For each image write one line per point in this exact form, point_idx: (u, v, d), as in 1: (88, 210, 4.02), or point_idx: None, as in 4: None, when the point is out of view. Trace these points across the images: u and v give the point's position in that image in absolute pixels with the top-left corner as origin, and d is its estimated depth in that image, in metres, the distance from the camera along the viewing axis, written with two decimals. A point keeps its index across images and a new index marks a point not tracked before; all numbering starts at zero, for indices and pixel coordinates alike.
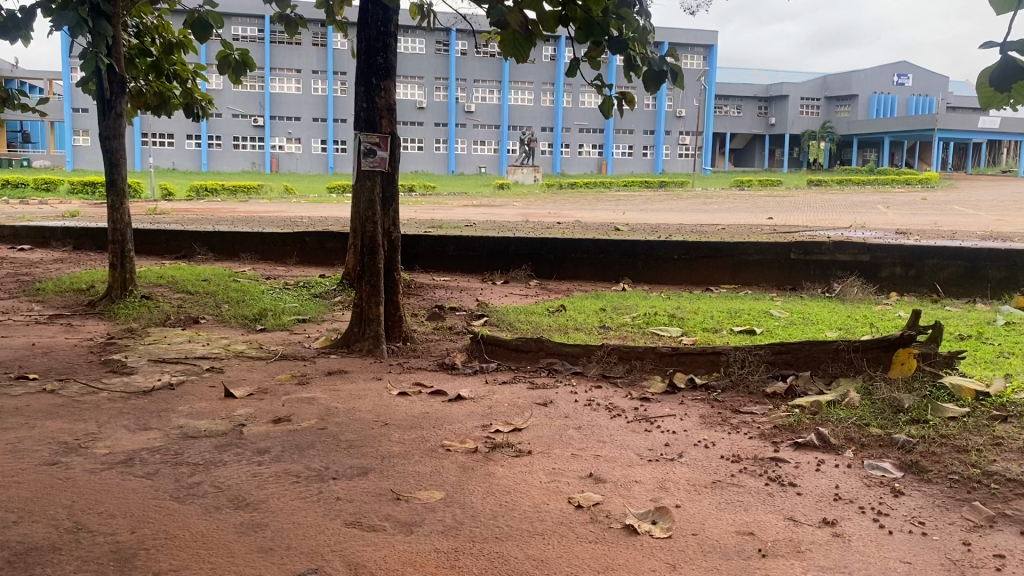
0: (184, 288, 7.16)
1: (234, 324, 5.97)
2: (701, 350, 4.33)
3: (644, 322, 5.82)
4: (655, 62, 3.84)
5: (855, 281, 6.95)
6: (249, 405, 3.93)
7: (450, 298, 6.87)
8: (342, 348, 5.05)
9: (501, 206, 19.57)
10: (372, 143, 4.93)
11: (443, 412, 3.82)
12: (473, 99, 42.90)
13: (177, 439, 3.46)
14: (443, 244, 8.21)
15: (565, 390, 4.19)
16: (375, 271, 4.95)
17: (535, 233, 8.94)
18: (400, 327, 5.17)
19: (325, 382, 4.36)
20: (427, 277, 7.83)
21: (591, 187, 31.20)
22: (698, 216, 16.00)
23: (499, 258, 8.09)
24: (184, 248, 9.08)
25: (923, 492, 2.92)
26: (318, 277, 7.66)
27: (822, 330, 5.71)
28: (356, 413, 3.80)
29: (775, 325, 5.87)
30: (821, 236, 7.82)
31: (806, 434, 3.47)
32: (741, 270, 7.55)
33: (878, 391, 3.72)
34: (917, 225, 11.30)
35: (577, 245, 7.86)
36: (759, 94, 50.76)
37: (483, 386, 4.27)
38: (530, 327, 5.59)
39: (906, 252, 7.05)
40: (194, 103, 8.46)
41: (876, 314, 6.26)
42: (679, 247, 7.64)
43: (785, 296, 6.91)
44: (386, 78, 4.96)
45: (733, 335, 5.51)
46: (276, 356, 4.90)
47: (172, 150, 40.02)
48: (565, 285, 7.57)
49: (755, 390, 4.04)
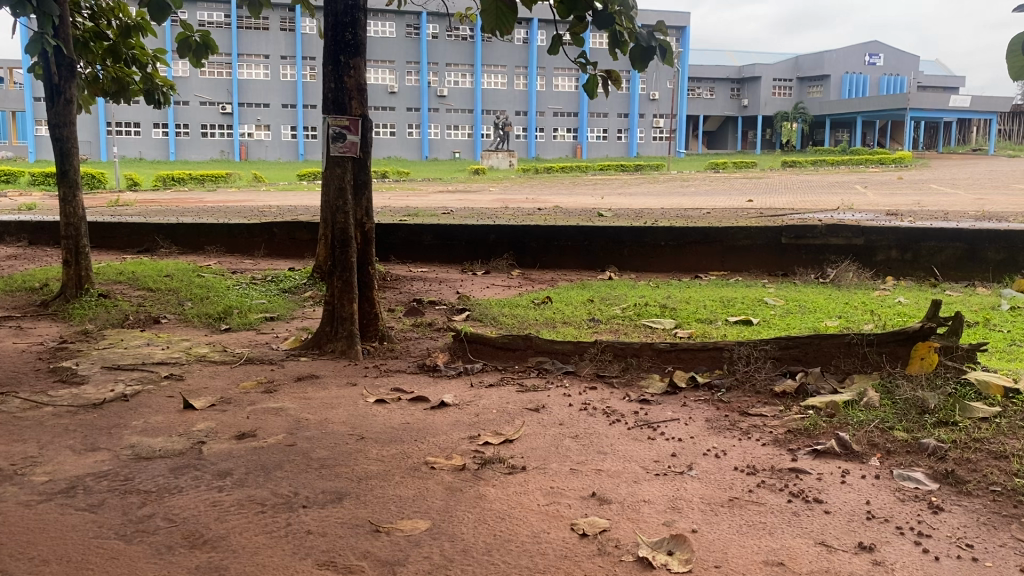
0: (145, 285, 6.73)
1: (197, 324, 5.57)
2: (701, 346, 4.02)
3: (636, 314, 5.49)
4: (643, 37, 3.51)
5: (851, 265, 6.67)
6: (210, 418, 3.56)
7: (428, 291, 6.51)
8: (313, 350, 4.69)
9: (476, 192, 19.19)
10: (342, 127, 4.55)
11: (424, 422, 3.48)
12: (445, 83, 42.34)
13: (128, 461, 3.08)
14: (418, 234, 7.84)
15: (557, 393, 3.86)
16: (347, 265, 4.57)
17: (515, 220, 8.59)
18: (376, 325, 4.80)
19: (294, 390, 3.98)
20: (404, 268, 7.46)
21: (567, 171, 30.83)
22: (677, 199, 15.68)
23: (479, 248, 7.75)
24: (146, 242, 8.65)
25: (964, 507, 2.62)
26: (287, 270, 7.28)
27: (823, 319, 5.42)
28: (328, 426, 3.45)
29: (771, 313, 5.55)
30: (812, 220, 7.54)
31: (824, 440, 3.17)
32: (731, 255, 7.25)
33: (898, 389, 3.42)
34: (901, 204, 11.10)
35: (560, 232, 7.52)
36: (732, 75, 50.56)
37: (468, 390, 3.93)
38: (515, 322, 5.24)
39: (902, 234, 6.78)
40: (154, 89, 8.07)
41: (875, 300, 5.98)
42: (667, 233, 7.32)
43: (777, 283, 6.63)
44: (355, 55, 4.59)
45: (729, 325, 5.19)
46: (241, 360, 4.52)
47: (138, 140, 39.11)
48: (549, 275, 7.22)
49: (763, 389, 3.73)
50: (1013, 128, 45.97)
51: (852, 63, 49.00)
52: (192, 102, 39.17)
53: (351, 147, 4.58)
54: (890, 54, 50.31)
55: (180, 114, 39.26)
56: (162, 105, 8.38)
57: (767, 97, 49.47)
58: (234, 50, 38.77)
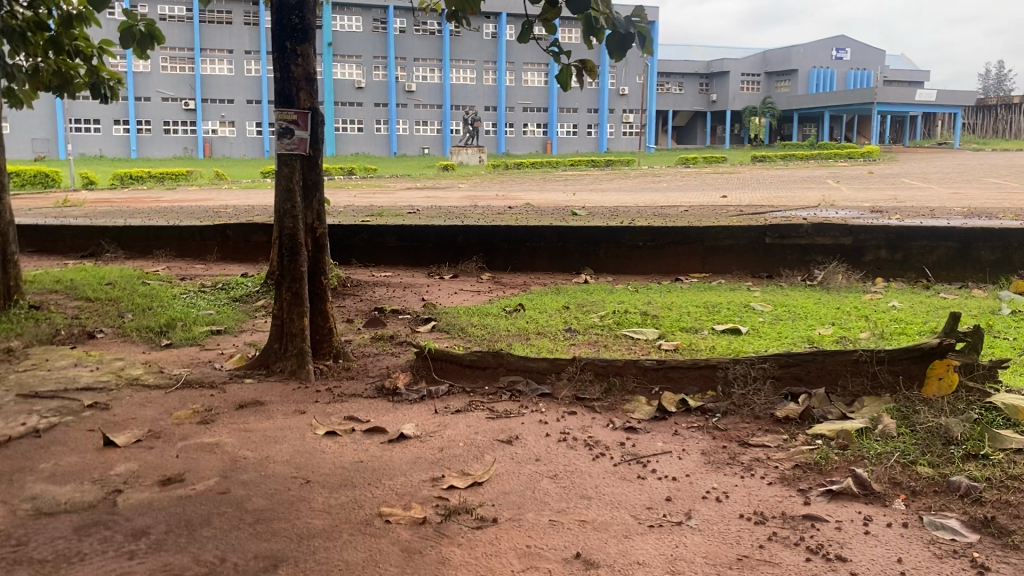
0: (83, 294, 6.18)
1: (135, 339, 5.06)
2: (693, 364, 3.60)
3: (615, 323, 5.08)
4: (620, 22, 3.09)
5: (839, 267, 6.29)
6: (132, 458, 3.08)
7: (391, 298, 6.04)
8: (260, 370, 4.23)
9: (446, 189, 18.66)
10: (290, 121, 4.05)
11: (380, 459, 3.03)
12: (413, 77, 41.73)
13: (24, 519, 2.59)
14: (382, 235, 7.37)
15: (532, 420, 3.43)
16: (296, 275, 4.11)
17: (482, 220, 8.14)
18: (330, 342, 4.32)
19: (234, 420, 3.52)
20: (366, 272, 6.99)
21: (537, 167, 30.48)
22: (648, 196, 15.38)
23: (447, 249, 7.29)
24: (91, 246, 8.09)
25: (1012, 567, 2.23)
26: (239, 276, 6.77)
27: (816, 326, 5.03)
28: (268, 468, 2.99)
29: (760, 321, 5.14)
30: (796, 218, 7.18)
31: (838, 478, 2.77)
32: (711, 257, 6.88)
33: (917, 415, 3.03)
34: (881, 201, 10.78)
35: (532, 233, 7.09)
36: (702, 69, 50.44)
37: (431, 417, 3.49)
38: (485, 334, 4.80)
39: (893, 233, 6.43)
40: (100, 83, 7.60)
41: (868, 304, 5.63)
42: (646, 233, 6.93)
43: (763, 286, 6.24)
44: (304, 42, 4.12)
45: (716, 335, 4.77)
46: (179, 384, 4.03)
47: (98, 137, 38.02)
48: (521, 279, 6.79)
49: (763, 414, 3.32)
50: (978, 122, 46.42)
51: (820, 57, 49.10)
52: (154, 97, 38.21)
53: (300, 144, 4.08)
54: (857, 48, 50.48)
55: (142, 111, 38.27)
56: (109, 99, 7.91)
57: (736, 91, 49.40)
58: (197, 44, 37.90)
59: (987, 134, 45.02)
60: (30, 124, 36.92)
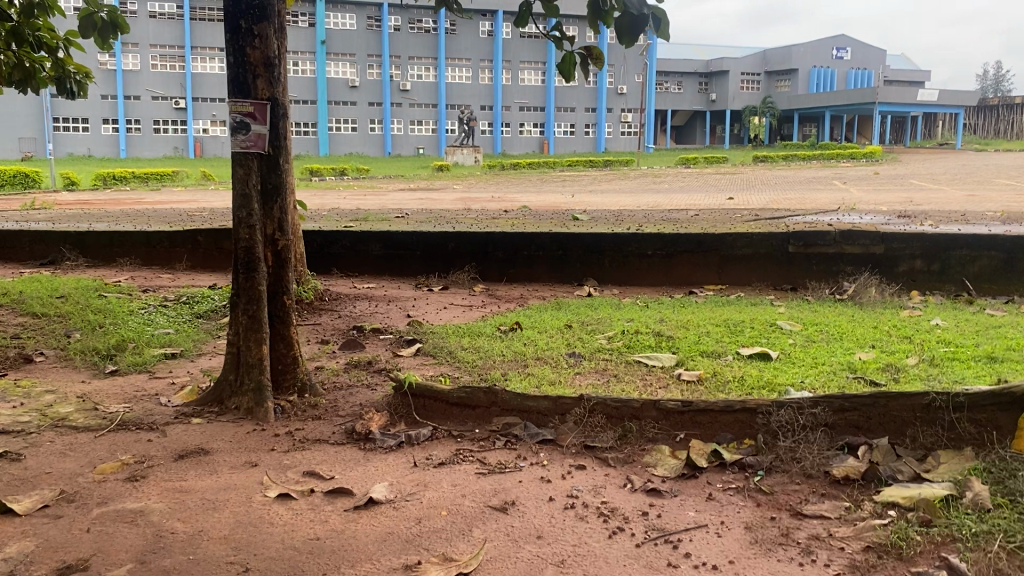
0: (29, 309, 5.54)
1: (78, 364, 4.42)
2: (726, 407, 3.00)
3: (625, 346, 4.45)
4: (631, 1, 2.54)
5: (871, 280, 5.69)
6: (29, 535, 2.45)
7: (372, 314, 5.43)
8: (212, 406, 3.62)
9: (439, 191, 17.97)
10: (246, 114, 3.44)
11: (342, 537, 2.41)
12: (408, 76, 41.09)
13: None
14: (367, 241, 6.75)
15: (530, 478, 2.80)
16: (254, 295, 3.49)
17: (475, 224, 7.52)
18: (294, 373, 3.68)
19: (172, 476, 2.91)
20: (347, 283, 6.36)
21: (534, 167, 29.82)
22: (650, 197, 14.78)
23: (436, 258, 6.66)
24: (52, 253, 7.44)
25: None
26: (206, 289, 6.15)
27: (853, 349, 4.43)
28: (199, 549, 2.36)
29: (790, 343, 4.53)
30: (815, 223, 6.59)
31: (928, 567, 2.16)
32: (728, 266, 6.26)
33: (1018, 484, 2.42)
34: (903, 204, 10.17)
35: (530, 239, 6.49)
36: (700, 69, 49.85)
37: (409, 473, 2.88)
38: (476, 361, 4.18)
39: (928, 242, 5.84)
40: (66, 77, 6.76)
41: (907, 322, 5.02)
42: (656, 240, 6.31)
43: (787, 300, 5.64)
44: (261, 20, 3.47)
45: (740, 362, 4.16)
46: (113, 425, 3.39)
47: (87, 136, 37.25)
48: (518, 291, 6.19)
49: (816, 472, 2.72)
50: (978, 123, 45.97)
51: (819, 57, 48.53)
52: (144, 96, 37.51)
53: (258, 141, 3.45)
54: (857, 47, 49.91)
55: (132, 110, 37.59)
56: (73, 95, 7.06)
57: (735, 91, 48.87)
58: (187, 42, 37.25)
59: (988, 134, 44.57)
60: (16, 123, 36.16)
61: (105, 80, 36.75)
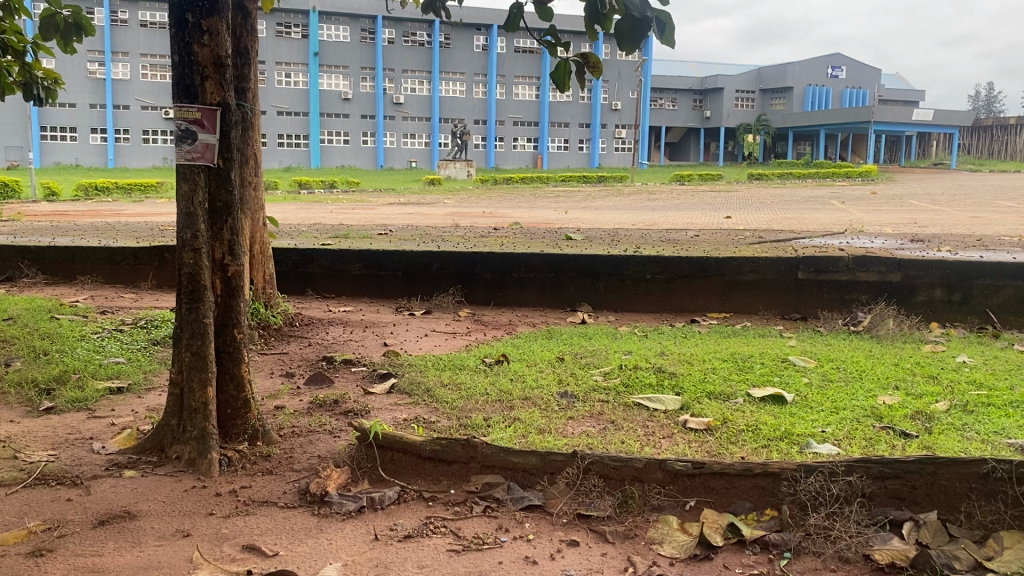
0: None
1: (11, 399, 3.93)
2: (744, 471, 2.57)
3: (623, 385, 3.99)
4: None
5: (888, 311, 5.28)
6: None
7: (345, 342, 4.97)
8: (150, 455, 3.16)
9: (429, 206, 17.48)
10: (192, 121, 2.99)
11: None
12: (402, 89, 40.76)
13: None
14: (345, 262, 6.31)
15: (513, 559, 2.34)
16: (199, 329, 3.04)
17: (462, 243, 7.06)
18: (244, 419, 3.21)
19: (87, 547, 2.45)
20: (322, 306, 5.90)
21: (527, 182, 29.45)
22: (644, 215, 14.39)
23: (419, 279, 6.21)
24: (9, 269, 6.93)
25: None
26: (169, 311, 5.67)
27: (877, 391, 3.99)
28: None
29: (806, 383, 4.10)
30: (827, 247, 6.17)
31: None
32: (733, 293, 5.82)
33: None
34: (910, 228, 9.73)
35: (520, 262, 6.04)
36: (695, 86, 49.70)
37: (367, 550, 2.41)
38: (456, 402, 3.71)
39: (948, 270, 5.45)
40: (33, 83, 6.08)
41: (930, 358, 4.58)
42: (654, 263, 5.86)
43: (798, 331, 5.22)
44: (210, 14, 3.03)
45: (752, 405, 3.73)
46: (30, 479, 2.92)
47: (75, 145, 36.72)
48: (506, 317, 5.74)
49: (856, 555, 2.28)
50: (972, 143, 45.86)
51: (814, 75, 48.42)
52: (133, 106, 37.05)
53: (206, 151, 3.01)
54: (852, 66, 49.83)
55: (121, 119, 37.13)
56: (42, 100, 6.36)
57: (730, 108, 48.72)
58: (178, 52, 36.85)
59: (983, 155, 44.46)
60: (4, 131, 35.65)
61: (94, 89, 36.33)
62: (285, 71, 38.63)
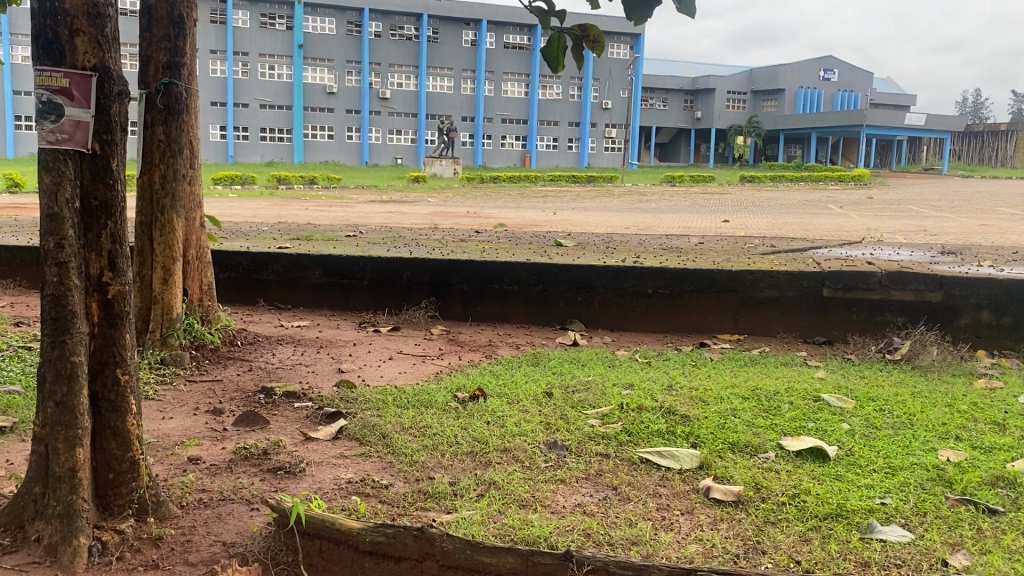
0: None
1: None
2: None
3: (625, 433, 3.22)
4: None
5: (929, 337, 4.56)
6: None
7: (293, 366, 4.18)
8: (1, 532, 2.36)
9: (412, 205, 16.76)
10: (58, 90, 2.20)
11: None
12: (388, 84, 39.94)
13: None
14: (302, 267, 5.53)
15: None
16: (67, 371, 2.25)
17: (440, 249, 6.29)
18: (127, 486, 2.41)
19: None
20: (273, 320, 5.13)
21: (515, 181, 28.67)
22: (637, 218, 13.62)
23: (387, 291, 5.44)
24: None
25: None
26: None
27: (935, 443, 3.24)
28: None
29: (848, 431, 3.35)
30: (852, 259, 5.45)
31: None
32: (747, 312, 5.08)
33: None
34: (927, 236, 9.02)
35: (504, 271, 5.27)
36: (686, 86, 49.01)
37: None
38: (417, 455, 2.93)
39: (998, 290, 4.75)
40: None
41: (988, 399, 3.82)
42: (656, 276, 5.12)
43: (824, 361, 4.48)
44: None
45: (786, 463, 2.99)
46: None
47: None
48: (486, 336, 4.98)
49: None
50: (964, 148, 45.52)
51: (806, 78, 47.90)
52: None
53: (76, 131, 2.22)
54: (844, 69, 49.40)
55: None
56: None
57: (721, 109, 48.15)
58: None
59: (973, 161, 44.11)
60: None
61: None
62: (269, 63, 37.70)
